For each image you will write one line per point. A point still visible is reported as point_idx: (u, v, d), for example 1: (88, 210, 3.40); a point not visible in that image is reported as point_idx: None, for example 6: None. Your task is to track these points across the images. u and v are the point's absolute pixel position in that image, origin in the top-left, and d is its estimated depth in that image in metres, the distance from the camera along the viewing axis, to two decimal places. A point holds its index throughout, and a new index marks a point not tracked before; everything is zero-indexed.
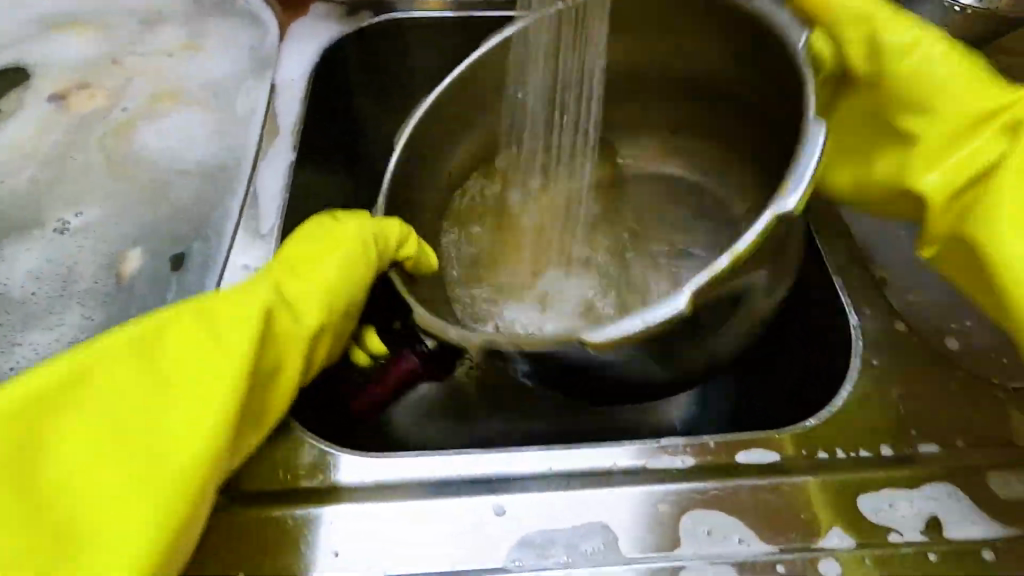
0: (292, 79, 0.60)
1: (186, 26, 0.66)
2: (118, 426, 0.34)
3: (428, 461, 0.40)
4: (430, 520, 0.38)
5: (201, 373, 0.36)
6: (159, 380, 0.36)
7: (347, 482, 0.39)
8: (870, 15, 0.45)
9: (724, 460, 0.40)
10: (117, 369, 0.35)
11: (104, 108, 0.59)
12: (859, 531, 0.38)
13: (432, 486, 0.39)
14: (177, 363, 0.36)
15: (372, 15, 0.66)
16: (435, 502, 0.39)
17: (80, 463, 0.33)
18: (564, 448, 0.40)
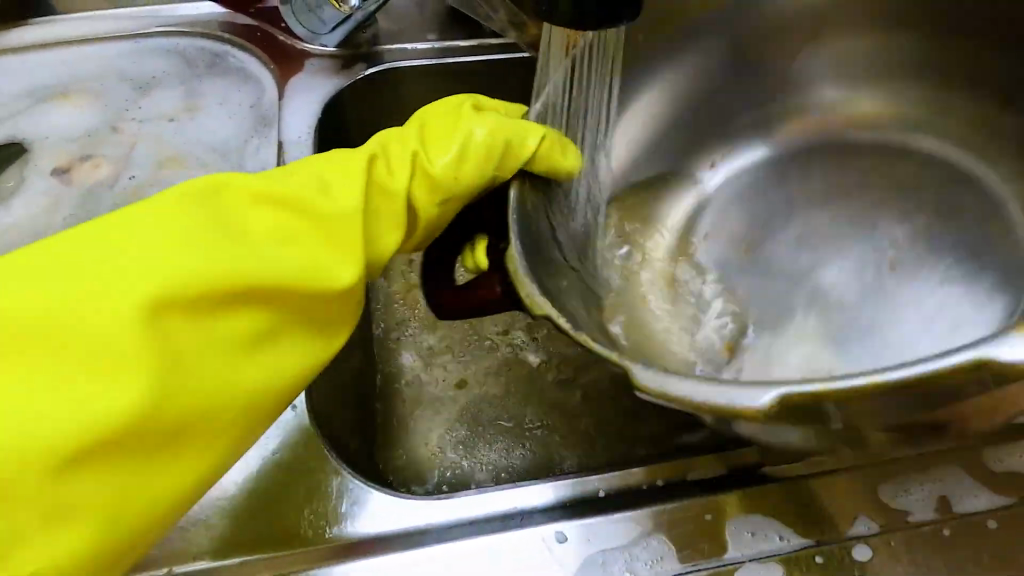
0: (298, 135, 0.63)
1: (180, 89, 0.67)
2: (218, 333, 0.34)
3: (463, 501, 0.42)
4: (482, 555, 0.40)
5: (271, 261, 0.35)
6: (232, 320, 0.35)
7: (348, 528, 0.41)
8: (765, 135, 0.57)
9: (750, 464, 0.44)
10: (228, 302, 0.34)
11: (111, 178, 0.59)
12: (880, 516, 0.42)
13: (477, 524, 0.42)
14: (256, 305, 0.36)
15: (365, 67, 0.69)
16: (484, 539, 0.41)
17: (170, 356, 0.32)
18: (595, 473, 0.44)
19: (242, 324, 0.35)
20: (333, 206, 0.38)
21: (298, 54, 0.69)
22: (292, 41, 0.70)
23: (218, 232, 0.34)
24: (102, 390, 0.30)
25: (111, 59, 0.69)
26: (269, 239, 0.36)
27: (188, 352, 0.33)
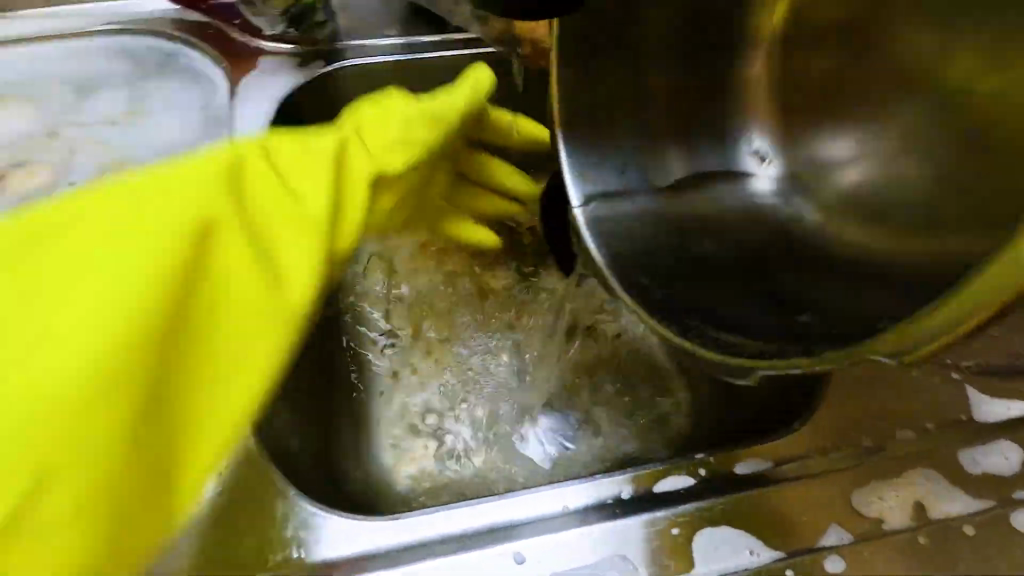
0: (248, 136, 0.60)
1: (125, 91, 0.65)
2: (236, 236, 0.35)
3: (418, 520, 0.40)
4: None
5: (300, 172, 0.39)
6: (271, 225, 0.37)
7: (296, 553, 0.38)
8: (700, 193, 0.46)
9: (721, 475, 0.42)
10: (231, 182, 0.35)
11: (47, 184, 0.56)
12: (854, 526, 0.40)
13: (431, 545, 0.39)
14: (280, 225, 0.37)
15: (324, 65, 0.66)
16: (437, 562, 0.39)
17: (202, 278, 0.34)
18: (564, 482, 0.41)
19: (265, 198, 0.37)
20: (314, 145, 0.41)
21: (251, 53, 0.67)
22: (244, 39, 0.67)
23: (266, 190, 0.37)
24: (120, 278, 0.30)
25: (54, 62, 0.66)
26: (253, 198, 0.37)
27: (214, 217, 0.34)
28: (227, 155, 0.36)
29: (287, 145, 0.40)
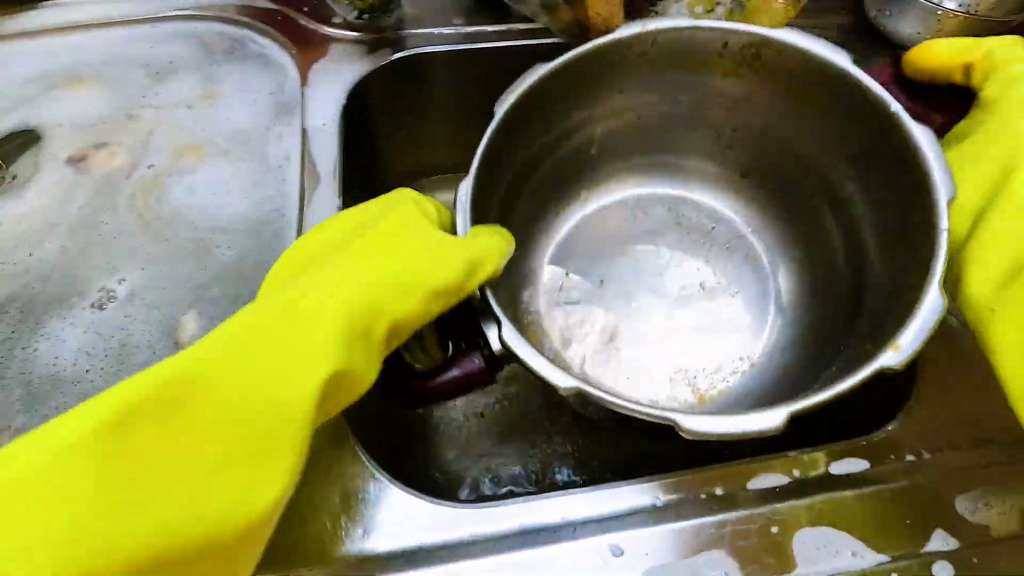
0: (321, 122, 0.60)
1: (198, 76, 0.65)
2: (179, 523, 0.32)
3: (509, 508, 0.40)
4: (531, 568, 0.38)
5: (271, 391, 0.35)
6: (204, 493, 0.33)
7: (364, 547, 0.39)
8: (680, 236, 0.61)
9: (819, 474, 0.41)
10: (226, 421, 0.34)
11: (127, 166, 0.57)
12: (960, 533, 0.39)
13: (526, 533, 0.39)
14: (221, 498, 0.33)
15: (392, 52, 0.66)
16: (532, 552, 0.38)
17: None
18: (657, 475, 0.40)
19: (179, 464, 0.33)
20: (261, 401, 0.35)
21: (321, 40, 0.67)
22: (313, 26, 0.68)
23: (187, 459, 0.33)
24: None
25: (127, 46, 0.67)
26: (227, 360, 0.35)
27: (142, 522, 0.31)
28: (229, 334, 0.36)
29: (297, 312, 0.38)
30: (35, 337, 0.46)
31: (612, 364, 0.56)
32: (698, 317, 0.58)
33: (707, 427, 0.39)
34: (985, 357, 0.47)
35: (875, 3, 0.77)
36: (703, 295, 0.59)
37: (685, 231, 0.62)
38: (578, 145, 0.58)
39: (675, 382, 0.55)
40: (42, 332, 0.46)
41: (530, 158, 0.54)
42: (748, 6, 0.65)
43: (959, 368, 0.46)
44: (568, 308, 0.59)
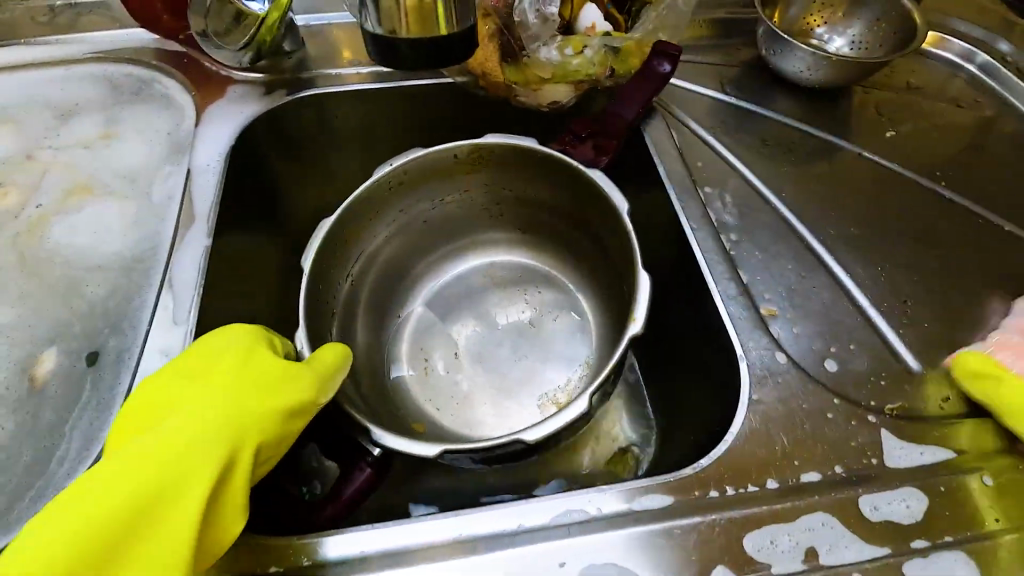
0: (207, 162, 0.63)
1: (101, 118, 0.69)
2: None
3: (377, 532, 0.42)
4: None
5: (173, 516, 0.37)
6: None
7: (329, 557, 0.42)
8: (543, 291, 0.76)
9: (616, 509, 0.43)
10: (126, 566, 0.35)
11: (17, 206, 0.60)
12: (743, 569, 0.41)
13: (351, 562, 0.42)
14: None
15: (286, 94, 0.69)
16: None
17: None
18: (463, 511, 0.43)
19: None
20: (165, 532, 0.37)
21: (223, 81, 0.71)
22: (216, 68, 0.71)
23: None
24: None
25: (40, 89, 0.71)
26: (122, 503, 0.36)
27: None
28: (114, 477, 0.37)
29: (180, 442, 0.40)
30: None
31: (470, 409, 0.69)
32: (545, 357, 0.72)
33: (542, 432, 0.47)
34: (802, 395, 0.49)
35: (765, 42, 0.78)
36: (531, 330, 0.74)
37: (508, 286, 0.77)
38: (390, 251, 0.71)
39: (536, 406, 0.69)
40: None
41: (356, 272, 0.67)
42: (622, 48, 0.68)
43: (777, 405, 0.49)
44: (429, 379, 0.72)
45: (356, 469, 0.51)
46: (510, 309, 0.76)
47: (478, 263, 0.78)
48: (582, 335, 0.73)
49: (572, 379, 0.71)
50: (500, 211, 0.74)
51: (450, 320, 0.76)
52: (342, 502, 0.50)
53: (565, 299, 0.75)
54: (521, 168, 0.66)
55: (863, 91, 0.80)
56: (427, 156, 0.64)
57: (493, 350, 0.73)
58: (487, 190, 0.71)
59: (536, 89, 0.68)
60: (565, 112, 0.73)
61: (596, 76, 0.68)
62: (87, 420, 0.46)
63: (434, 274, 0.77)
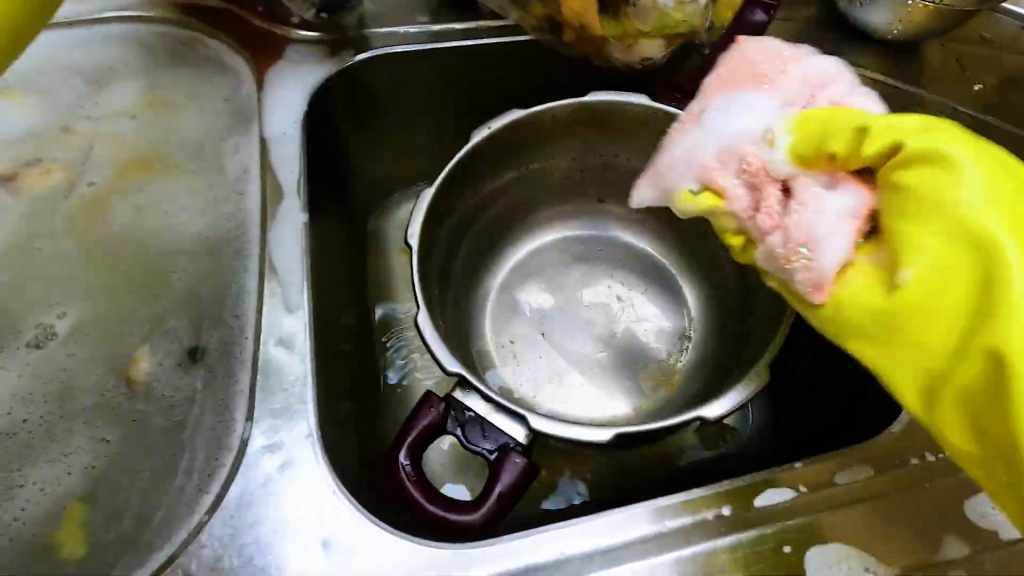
0: (284, 131, 0.55)
1: (142, 84, 0.59)
2: None
3: (566, 532, 0.38)
4: None
5: None
6: None
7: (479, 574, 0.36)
8: (631, 269, 0.73)
9: (824, 485, 0.40)
10: None
11: (65, 186, 0.51)
12: (967, 536, 0.38)
13: (547, 567, 0.37)
14: None
15: (354, 54, 0.62)
16: None
17: None
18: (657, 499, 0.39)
19: None
20: None
21: (278, 41, 0.62)
22: (269, 26, 0.63)
23: None
24: None
25: (59, 51, 0.60)
26: None
27: None
28: None
29: None
30: None
31: (576, 397, 0.67)
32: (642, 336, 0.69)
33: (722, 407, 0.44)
34: None
35: None
36: (621, 308, 0.71)
37: (590, 261, 0.73)
38: (480, 225, 0.67)
39: (639, 387, 0.67)
40: None
41: (447, 242, 0.62)
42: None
43: None
44: (523, 372, 0.68)
45: (507, 460, 0.44)
46: (596, 287, 0.72)
47: (556, 236, 0.73)
48: (675, 309, 0.71)
49: (675, 353, 0.69)
50: (589, 180, 0.70)
51: (531, 297, 0.72)
52: (498, 500, 0.43)
53: (656, 275, 0.72)
54: (625, 135, 0.63)
55: (942, 44, 0.78)
56: (528, 118, 0.59)
57: (585, 331, 0.69)
58: (574, 161, 0.67)
59: (630, 45, 0.63)
60: (654, 70, 0.68)
61: (696, 29, 0.63)
62: (208, 426, 0.40)
63: (505, 260, 0.72)
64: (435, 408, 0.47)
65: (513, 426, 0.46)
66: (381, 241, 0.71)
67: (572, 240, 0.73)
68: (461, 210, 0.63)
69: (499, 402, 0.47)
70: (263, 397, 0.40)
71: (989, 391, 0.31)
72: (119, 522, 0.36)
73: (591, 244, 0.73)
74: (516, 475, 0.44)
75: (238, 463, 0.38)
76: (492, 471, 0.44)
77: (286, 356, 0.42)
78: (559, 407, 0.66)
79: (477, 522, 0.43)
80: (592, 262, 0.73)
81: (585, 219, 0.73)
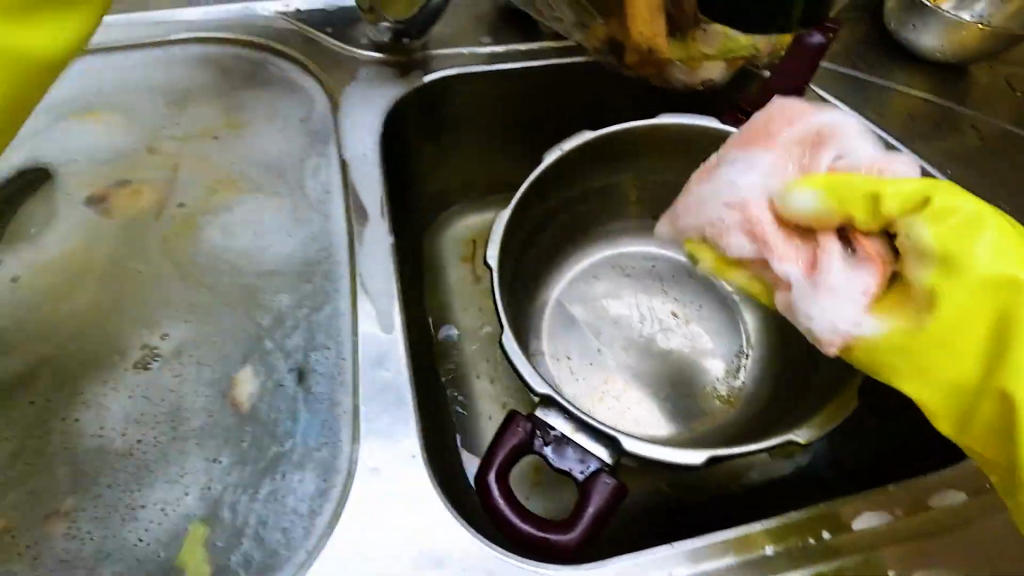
0: (362, 152, 0.56)
1: (218, 104, 0.60)
2: None
3: (674, 555, 0.39)
4: None
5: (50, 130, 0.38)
6: None
7: None
8: (683, 286, 0.73)
9: (916, 511, 0.42)
10: None
11: (155, 207, 0.52)
12: None
13: None
14: None
15: (423, 75, 0.63)
16: None
17: None
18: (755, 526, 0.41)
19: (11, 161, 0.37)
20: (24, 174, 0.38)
21: (348, 61, 0.64)
22: (340, 47, 0.64)
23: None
24: None
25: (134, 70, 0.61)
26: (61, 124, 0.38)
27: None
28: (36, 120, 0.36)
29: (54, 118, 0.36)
30: (77, 405, 0.41)
31: (635, 410, 0.67)
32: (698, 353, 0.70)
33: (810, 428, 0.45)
34: None
35: (896, 16, 0.77)
36: (675, 324, 0.71)
37: (640, 278, 0.74)
38: (543, 243, 0.69)
39: (696, 404, 0.68)
40: (85, 399, 0.42)
41: (514, 258, 0.63)
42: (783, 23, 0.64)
43: None
44: (580, 390, 0.68)
45: (598, 481, 0.45)
46: (647, 303, 0.72)
47: (607, 254, 0.75)
48: (728, 324, 0.72)
49: (732, 368, 0.70)
50: (646, 199, 0.71)
51: (583, 314, 0.72)
52: (592, 521, 0.44)
53: (708, 291, 0.73)
54: (690, 154, 0.64)
55: (990, 65, 0.79)
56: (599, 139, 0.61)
57: (641, 348, 0.70)
58: (634, 180, 0.68)
59: (693, 67, 0.64)
60: (713, 91, 0.69)
61: (757, 52, 0.64)
62: (315, 447, 0.41)
63: (559, 278, 0.73)
64: (521, 428, 0.48)
65: (597, 447, 0.47)
66: (439, 257, 0.72)
67: (623, 259, 0.75)
68: (529, 221, 0.64)
69: (585, 423, 0.48)
70: (367, 419, 0.41)
71: (1005, 423, 0.38)
72: (238, 542, 0.37)
73: (643, 263, 0.75)
74: (607, 495, 0.45)
75: (348, 486, 0.39)
76: (583, 491, 0.45)
77: (385, 377, 0.43)
78: (619, 425, 0.67)
79: (571, 543, 0.44)
80: (643, 279, 0.74)
81: (641, 237, 0.75)
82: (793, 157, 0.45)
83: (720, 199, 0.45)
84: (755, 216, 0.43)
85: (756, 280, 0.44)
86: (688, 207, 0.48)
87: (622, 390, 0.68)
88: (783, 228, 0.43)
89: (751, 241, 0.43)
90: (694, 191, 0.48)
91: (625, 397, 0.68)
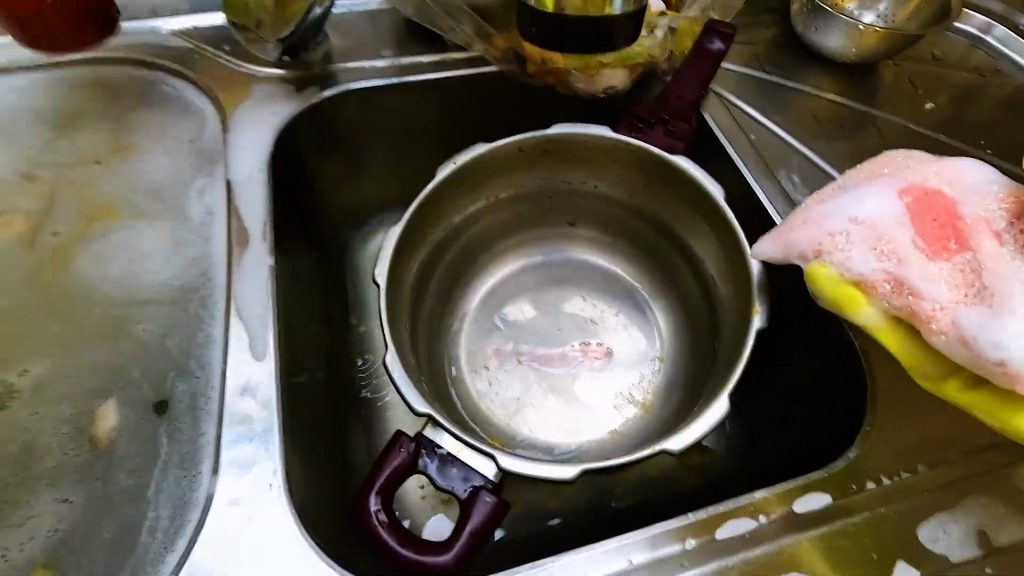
0: (248, 173, 0.54)
1: (108, 125, 0.57)
2: None
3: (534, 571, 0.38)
4: None
5: None
6: None
7: None
8: (604, 287, 0.74)
9: (783, 516, 0.41)
10: None
11: (28, 236, 0.51)
12: (919, 561, 0.40)
13: None
14: None
15: (320, 91, 0.61)
16: None
17: None
18: (684, 520, 0.40)
19: None
20: None
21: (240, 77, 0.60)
22: (231, 62, 0.60)
23: None
24: None
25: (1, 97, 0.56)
26: None
27: None
28: None
29: None
30: None
31: (545, 420, 0.66)
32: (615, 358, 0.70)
33: (686, 440, 0.45)
34: None
35: (802, 18, 0.78)
36: (591, 329, 0.71)
37: (557, 284, 0.74)
38: (457, 253, 0.68)
39: (619, 407, 0.67)
40: None
41: (418, 276, 0.63)
42: (678, 29, 0.65)
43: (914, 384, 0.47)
44: (497, 401, 0.67)
45: (478, 499, 0.45)
46: (564, 309, 0.73)
47: (522, 263, 0.74)
48: (648, 327, 0.72)
49: (646, 373, 0.69)
50: (558, 205, 0.71)
51: (499, 324, 0.72)
52: (469, 539, 0.44)
53: (629, 298, 0.73)
54: (592, 165, 0.64)
55: (895, 63, 0.81)
56: (492, 154, 0.61)
57: (556, 354, 0.69)
58: (545, 182, 0.67)
59: (592, 75, 0.64)
60: (620, 98, 0.68)
61: (656, 58, 0.65)
62: (174, 481, 0.40)
63: (473, 290, 0.73)
64: (405, 448, 0.47)
65: (480, 464, 0.46)
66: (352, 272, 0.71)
67: (531, 269, 0.74)
68: (435, 238, 0.64)
69: (469, 441, 0.47)
70: (227, 450, 0.40)
71: None
72: None
73: (559, 274, 0.74)
74: (484, 513, 0.45)
75: (202, 521, 0.38)
76: (463, 508, 0.45)
77: (247, 406, 0.42)
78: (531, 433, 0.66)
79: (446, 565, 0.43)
80: (563, 286, 0.74)
81: (556, 244, 0.74)
82: (927, 201, 0.42)
83: (844, 215, 0.42)
84: (887, 238, 0.40)
85: (894, 313, 0.40)
86: (793, 240, 0.43)
87: (537, 398, 0.67)
88: (919, 251, 0.40)
89: (881, 259, 0.40)
90: (805, 210, 0.44)
91: (541, 406, 0.67)
